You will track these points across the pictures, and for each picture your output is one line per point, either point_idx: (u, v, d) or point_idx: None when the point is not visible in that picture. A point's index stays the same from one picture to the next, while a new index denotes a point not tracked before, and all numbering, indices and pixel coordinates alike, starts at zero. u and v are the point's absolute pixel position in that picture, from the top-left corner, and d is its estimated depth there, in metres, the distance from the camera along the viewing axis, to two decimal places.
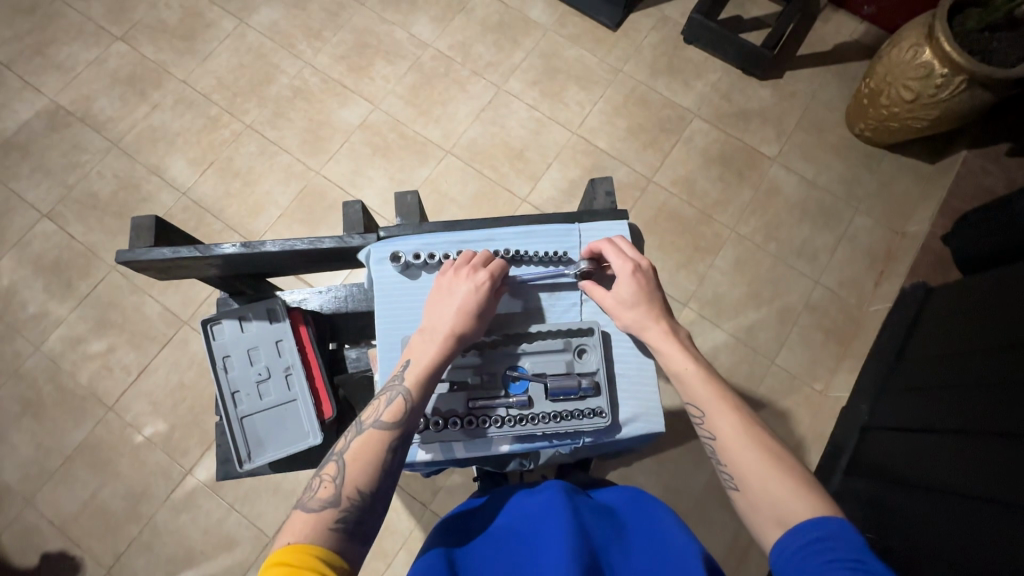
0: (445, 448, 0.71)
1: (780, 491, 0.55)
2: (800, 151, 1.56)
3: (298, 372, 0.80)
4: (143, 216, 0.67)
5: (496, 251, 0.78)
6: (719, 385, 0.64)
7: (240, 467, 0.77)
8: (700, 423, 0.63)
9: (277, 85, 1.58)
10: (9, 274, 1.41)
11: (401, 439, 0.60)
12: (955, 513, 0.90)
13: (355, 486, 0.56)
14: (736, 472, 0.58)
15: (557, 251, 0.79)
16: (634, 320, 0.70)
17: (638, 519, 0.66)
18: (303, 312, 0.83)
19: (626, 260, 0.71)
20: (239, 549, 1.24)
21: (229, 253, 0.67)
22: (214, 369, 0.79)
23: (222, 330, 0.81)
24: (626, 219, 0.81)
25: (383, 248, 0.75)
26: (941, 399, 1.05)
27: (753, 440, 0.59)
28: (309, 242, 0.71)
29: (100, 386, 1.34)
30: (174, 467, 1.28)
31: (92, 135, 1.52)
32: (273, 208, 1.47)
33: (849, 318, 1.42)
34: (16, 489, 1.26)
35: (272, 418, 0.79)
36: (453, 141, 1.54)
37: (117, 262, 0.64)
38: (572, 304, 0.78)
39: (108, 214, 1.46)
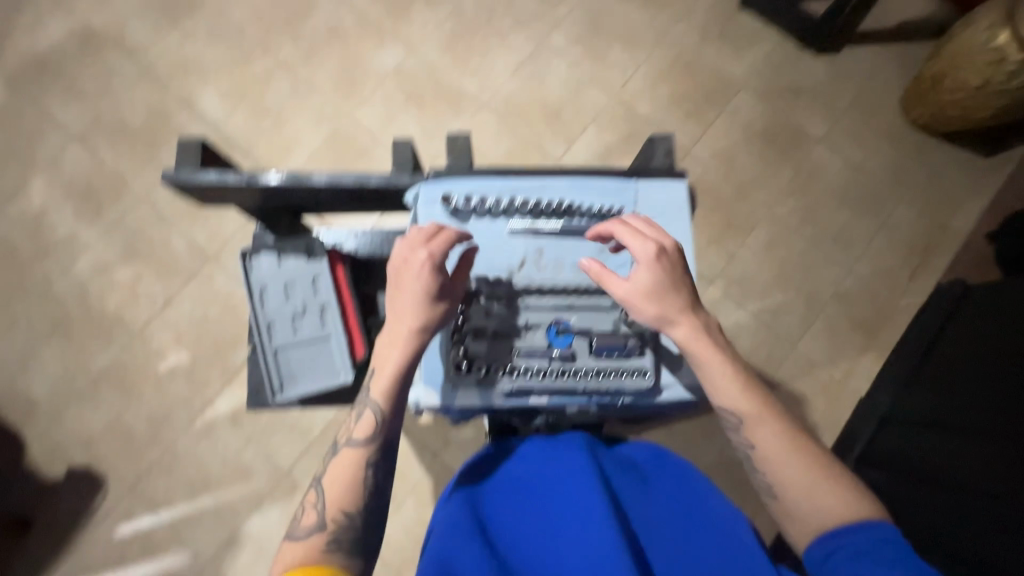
0: (485, 394, 0.74)
1: (823, 501, 0.60)
2: (849, 132, 1.49)
3: (333, 311, 0.80)
4: (192, 137, 0.67)
5: (548, 202, 0.78)
6: (757, 395, 0.67)
7: (272, 398, 0.79)
8: (737, 429, 0.67)
9: (312, 22, 1.53)
10: (40, 196, 1.41)
11: (378, 451, 0.65)
12: (963, 508, 0.91)
13: (337, 507, 0.61)
14: (775, 481, 0.63)
15: (610, 207, 0.79)
16: (659, 317, 0.68)
17: (662, 478, 0.71)
18: (340, 253, 0.83)
19: (649, 243, 0.68)
20: (255, 480, 1.28)
21: (275, 182, 0.67)
22: (251, 300, 0.79)
23: (260, 262, 0.81)
24: (684, 180, 0.80)
25: (434, 190, 0.76)
26: (964, 397, 1.04)
27: (793, 453, 0.64)
28: (357, 179, 0.71)
29: (126, 313, 1.36)
30: (196, 397, 1.32)
31: (123, 60, 1.50)
32: (302, 150, 1.45)
33: (879, 310, 1.39)
34: (45, 404, 1.31)
35: (306, 354, 0.80)
36: (489, 95, 1.50)
37: (166, 182, 0.64)
38: (619, 263, 0.78)
39: (138, 142, 1.45)
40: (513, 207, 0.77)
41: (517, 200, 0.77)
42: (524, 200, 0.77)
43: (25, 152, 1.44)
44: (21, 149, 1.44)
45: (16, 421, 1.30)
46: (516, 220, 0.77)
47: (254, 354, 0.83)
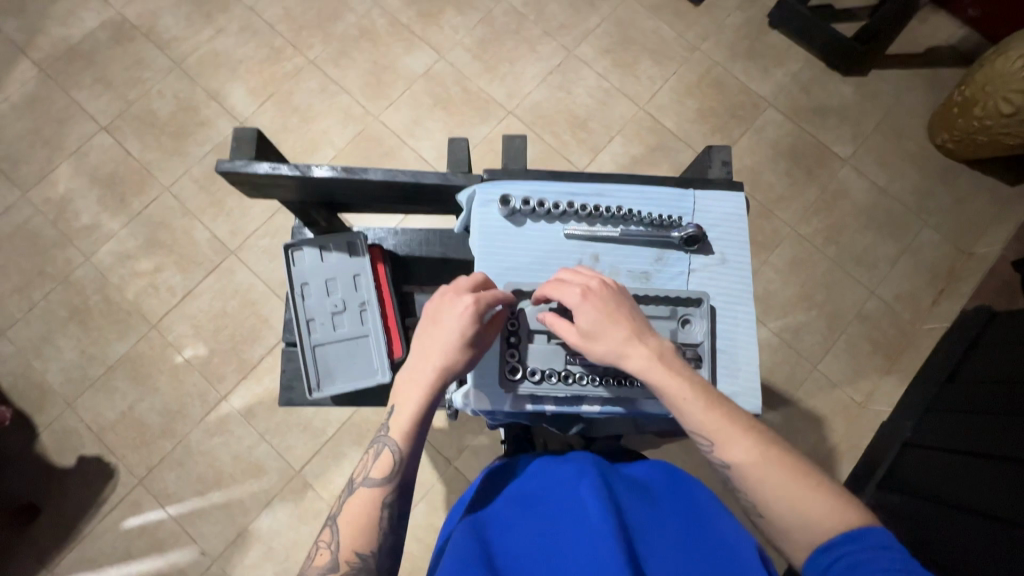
0: (535, 400, 0.69)
1: (812, 507, 0.51)
2: (875, 154, 1.49)
3: (373, 309, 0.80)
4: (247, 128, 0.66)
5: (606, 208, 0.74)
6: (724, 408, 0.57)
7: (309, 394, 0.77)
8: (709, 452, 0.57)
9: (343, 23, 1.54)
10: (65, 183, 1.42)
11: (396, 493, 0.59)
12: (981, 532, 0.90)
13: (352, 551, 0.55)
14: (758, 500, 0.54)
15: (669, 215, 0.74)
16: (608, 352, 0.60)
17: (671, 494, 0.64)
18: (381, 250, 0.83)
19: (572, 289, 0.62)
20: (266, 478, 1.27)
21: (328, 176, 0.65)
22: (292, 295, 0.78)
23: (301, 257, 0.81)
24: (743, 191, 0.77)
25: (491, 190, 0.72)
26: (987, 424, 1.02)
27: (770, 461, 0.54)
28: (410, 176, 0.70)
29: (145, 303, 1.36)
30: (211, 392, 1.31)
31: (155, 53, 1.51)
32: (328, 148, 1.46)
33: (901, 333, 1.37)
34: (59, 392, 1.30)
35: (344, 351, 0.79)
36: (517, 102, 1.50)
37: (218, 171, 0.62)
38: (678, 273, 0.74)
39: (166, 134, 1.46)
40: (571, 211, 0.73)
41: (575, 203, 0.73)
42: (581, 204, 0.74)
43: (53, 139, 1.44)
44: (49, 135, 1.44)
45: (28, 408, 1.29)
46: (572, 224, 0.74)
47: (290, 350, 0.82)
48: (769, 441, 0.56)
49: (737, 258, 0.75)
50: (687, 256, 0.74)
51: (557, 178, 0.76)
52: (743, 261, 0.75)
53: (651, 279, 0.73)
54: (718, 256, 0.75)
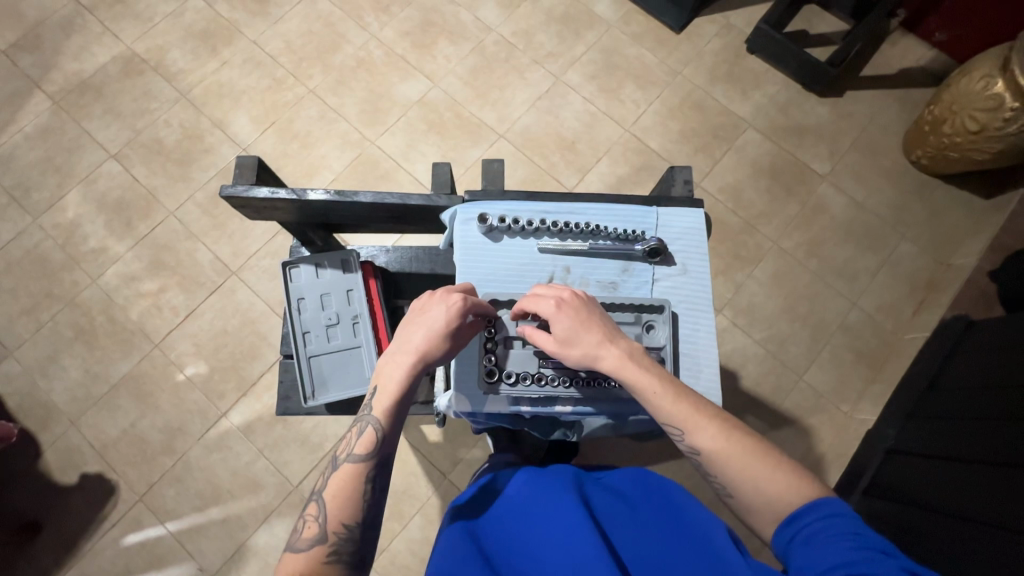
0: (511, 402, 0.73)
1: (774, 486, 0.56)
2: (852, 171, 1.55)
3: (365, 322, 0.84)
4: (247, 155, 0.72)
5: (576, 224, 0.79)
6: (691, 399, 0.62)
7: (305, 402, 0.82)
8: (678, 440, 0.62)
9: (341, 54, 1.62)
10: (74, 208, 1.48)
11: (377, 468, 0.63)
12: (969, 536, 0.92)
13: (339, 521, 0.59)
14: (727, 482, 0.59)
15: (634, 230, 0.80)
16: (583, 355, 0.65)
17: (646, 495, 0.68)
18: (373, 266, 0.88)
19: (547, 299, 0.67)
20: (264, 493, 1.29)
21: (321, 199, 0.71)
22: (288, 309, 0.83)
23: (298, 273, 0.85)
24: (704, 208, 0.82)
25: (469, 209, 0.78)
26: (969, 429, 1.05)
27: (734, 445, 0.59)
28: (399, 198, 0.75)
29: (149, 323, 1.40)
30: (211, 409, 1.34)
31: (162, 84, 1.58)
32: (327, 172, 1.52)
33: (885, 342, 1.41)
34: (63, 410, 1.33)
35: (338, 362, 0.84)
36: (507, 126, 1.57)
37: (220, 195, 0.68)
38: (644, 283, 0.78)
39: (171, 161, 1.52)
40: (544, 228, 0.78)
41: (547, 220, 0.78)
42: (553, 221, 0.79)
43: (63, 167, 1.51)
44: (60, 164, 1.51)
45: (32, 426, 1.32)
46: (545, 239, 0.78)
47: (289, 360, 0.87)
48: (731, 427, 0.61)
49: (698, 268, 0.79)
50: (651, 267, 0.79)
51: (531, 198, 0.81)
52: (703, 271, 0.79)
53: (619, 288, 0.78)
54: (680, 267, 0.79)
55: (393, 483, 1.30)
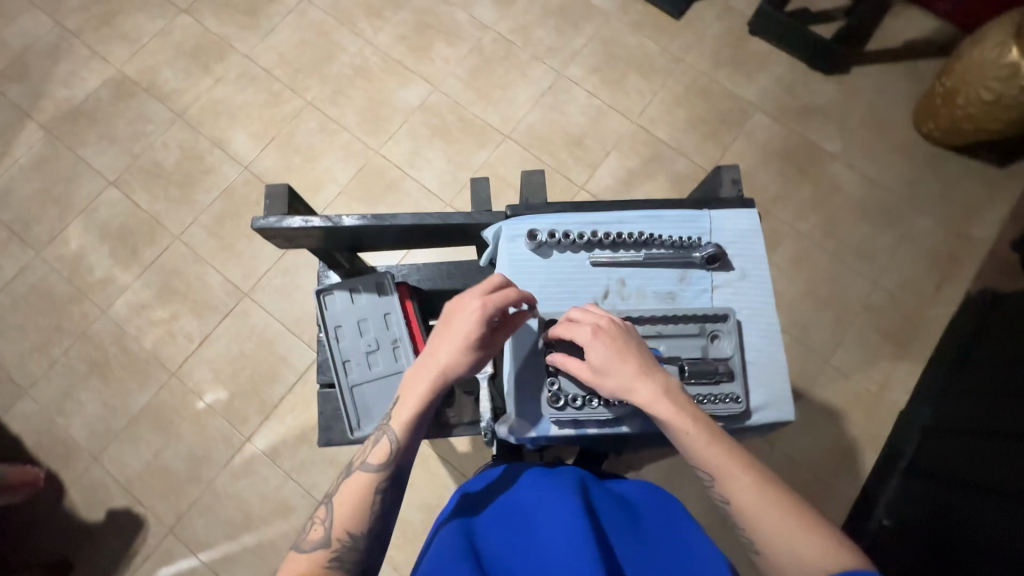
0: (576, 424, 0.71)
1: (805, 549, 0.51)
2: (864, 148, 1.53)
3: (405, 345, 0.82)
4: (279, 184, 0.73)
5: (627, 233, 0.77)
6: (726, 443, 0.59)
7: (350, 434, 0.80)
8: (710, 486, 0.59)
9: (337, 63, 1.59)
10: (77, 239, 1.44)
11: (391, 479, 0.61)
12: (992, 508, 0.93)
13: (344, 528, 0.57)
14: (756, 537, 0.55)
15: (689, 236, 0.77)
16: (615, 387, 0.63)
17: (653, 514, 0.66)
18: (407, 288, 0.87)
19: (584, 326, 0.65)
20: (295, 516, 1.27)
21: (358, 224, 0.70)
22: (326, 338, 0.82)
23: (332, 301, 0.84)
24: (756, 208, 0.80)
25: (516, 226, 0.76)
26: (1003, 403, 1.04)
27: (767, 498, 0.55)
28: (440, 218, 0.73)
29: (164, 351, 1.37)
30: (234, 434, 1.32)
31: (157, 106, 1.55)
32: (332, 185, 1.49)
33: (909, 320, 1.39)
34: (83, 446, 1.31)
35: (380, 389, 0.82)
36: (512, 126, 1.54)
37: (254, 227, 0.67)
38: (702, 291, 0.77)
39: (172, 184, 1.49)
40: (595, 240, 0.77)
41: (598, 232, 0.77)
42: (605, 233, 0.77)
43: (62, 198, 1.47)
44: (58, 194, 1.47)
45: (54, 465, 1.29)
46: (597, 252, 0.77)
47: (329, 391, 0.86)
48: (765, 480, 0.57)
49: (757, 272, 0.78)
50: (709, 274, 0.77)
51: (577, 209, 0.80)
52: (763, 274, 0.78)
53: (676, 298, 0.77)
54: (738, 272, 0.77)
55: (426, 496, 1.28)
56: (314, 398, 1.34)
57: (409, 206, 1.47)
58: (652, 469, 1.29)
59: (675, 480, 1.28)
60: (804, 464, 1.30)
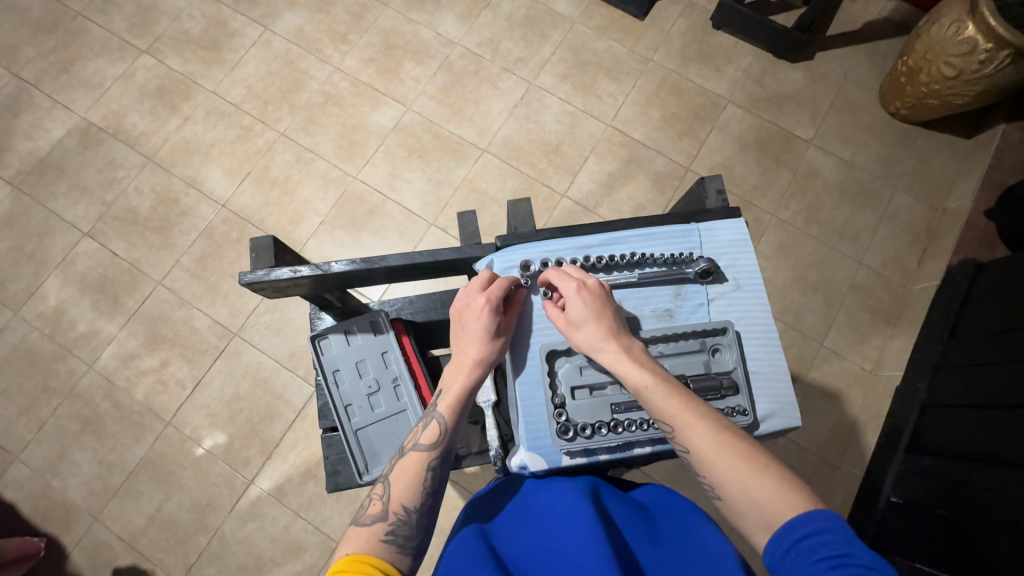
0: (588, 452, 0.72)
1: (759, 491, 0.52)
2: (836, 132, 1.55)
3: (406, 382, 0.84)
4: (262, 237, 0.72)
5: (619, 255, 0.78)
6: (685, 396, 0.61)
7: (359, 478, 0.81)
8: (672, 438, 0.61)
9: (307, 92, 1.57)
10: (56, 295, 1.41)
11: (441, 459, 0.64)
12: (1005, 481, 0.94)
13: (399, 503, 0.59)
14: (715, 482, 0.56)
15: (681, 252, 0.78)
16: (585, 341, 0.67)
17: (668, 517, 0.65)
18: (402, 323, 0.89)
19: (570, 281, 0.70)
20: (308, 555, 1.25)
21: (345, 269, 0.70)
22: (326, 383, 0.83)
23: (328, 345, 0.85)
24: (743, 217, 0.82)
25: (508, 257, 0.77)
26: (1002, 373, 1.05)
27: (724, 444, 0.56)
28: (428, 254, 0.74)
29: (157, 401, 1.34)
30: (237, 478, 1.29)
31: (126, 151, 1.52)
32: (314, 215, 1.47)
33: (896, 297, 1.42)
34: (82, 507, 1.27)
35: (385, 430, 0.83)
36: (488, 140, 1.54)
37: (241, 283, 0.67)
38: (698, 305, 0.78)
39: (149, 229, 1.46)
40: (588, 265, 0.78)
41: (591, 256, 0.78)
42: (597, 257, 0.78)
43: (36, 254, 1.43)
44: (32, 251, 1.44)
45: (54, 529, 1.26)
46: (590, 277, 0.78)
47: (333, 436, 0.86)
48: (718, 428, 0.58)
49: (750, 281, 0.79)
50: (704, 287, 0.78)
51: (566, 235, 0.81)
52: (756, 282, 0.79)
53: (675, 315, 0.77)
54: (733, 282, 0.79)
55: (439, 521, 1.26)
56: (315, 433, 1.33)
57: (393, 228, 1.46)
58: (662, 469, 1.29)
59: (686, 478, 1.28)
60: (810, 449, 1.31)
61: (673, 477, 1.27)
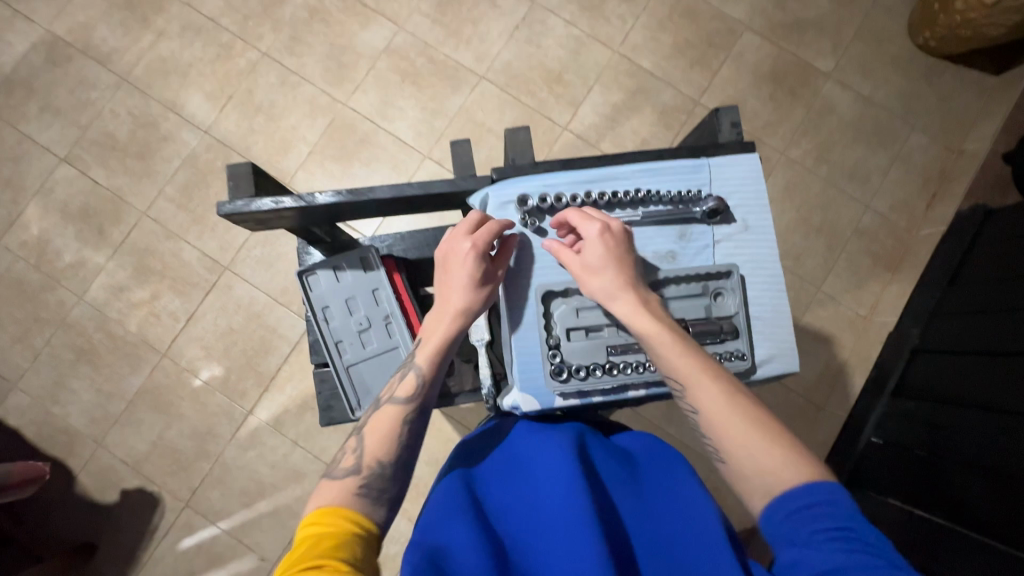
0: (581, 395, 0.72)
1: (767, 456, 0.53)
2: (858, 64, 1.46)
3: (398, 320, 0.83)
4: (239, 164, 0.67)
5: (623, 192, 0.75)
6: (700, 356, 0.61)
7: (353, 413, 0.81)
8: (680, 395, 0.61)
9: (290, 6, 1.44)
10: (37, 224, 1.36)
11: (418, 412, 0.63)
12: (989, 425, 0.96)
13: (374, 456, 0.58)
14: (719, 444, 0.56)
15: (689, 190, 0.75)
16: (601, 288, 0.66)
17: (654, 467, 0.66)
18: (394, 260, 0.86)
19: (594, 223, 0.68)
20: (308, 480, 1.30)
21: (330, 202, 0.66)
22: (315, 320, 0.81)
23: (317, 281, 0.83)
24: (757, 153, 0.77)
25: (504, 192, 0.74)
26: (997, 321, 1.04)
27: (735, 408, 0.56)
28: (420, 188, 0.70)
29: (150, 332, 1.34)
30: (236, 408, 1.32)
31: (97, 69, 1.41)
32: (302, 144, 1.40)
33: (899, 242, 1.39)
34: (85, 433, 1.31)
35: (378, 366, 0.82)
36: (487, 66, 1.44)
37: (219, 214, 0.63)
38: (704, 248, 0.75)
39: (129, 156, 1.39)
40: (589, 201, 0.74)
41: (592, 193, 0.74)
42: (599, 193, 0.75)
43: (13, 180, 1.37)
44: (8, 176, 1.37)
45: (59, 453, 1.30)
46: None
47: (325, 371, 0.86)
48: (731, 392, 0.58)
49: (760, 223, 0.76)
50: (711, 228, 0.75)
51: (565, 169, 0.77)
52: (767, 224, 0.76)
53: (678, 258, 0.75)
54: (741, 224, 0.76)
55: (434, 451, 1.29)
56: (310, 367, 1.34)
57: (385, 161, 1.40)
58: (652, 407, 1.31)
59: (675, 416, 1.31)
60: (798, 390, 1.33)
61: (662, 415, 1.30)
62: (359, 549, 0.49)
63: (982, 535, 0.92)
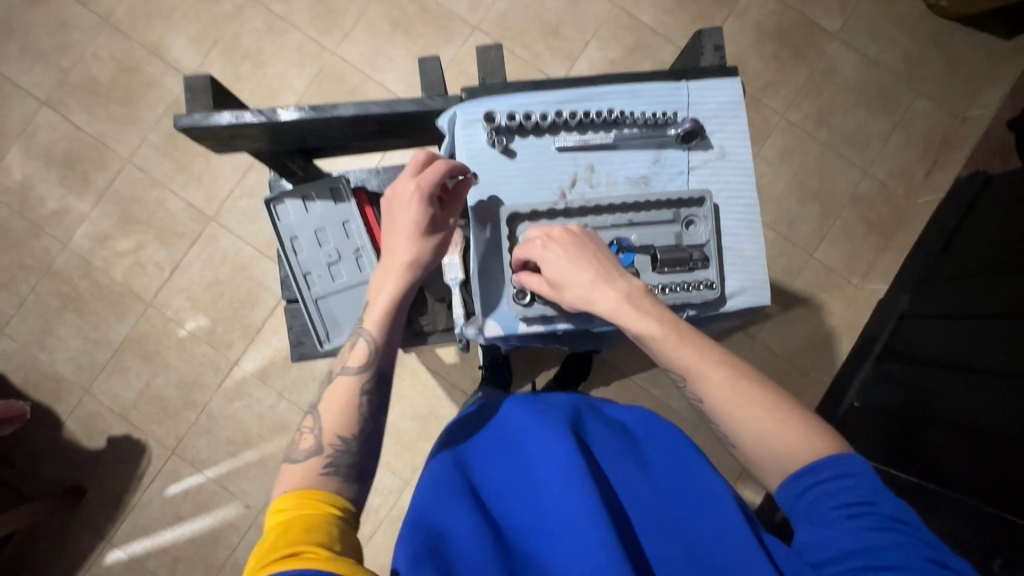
0: (545, 320, 0.74)
1: (782, 442, 0.54)
2: (865, 24, 1.40)
3: (369, 254, 0.84)
4: (198, 76, 0.66)
5: (597, 113, 0.75)
6: (691, 339, 0.60)
7: (321, 346, 0.84)
8: (683, 385, 0.61)
9: None
10: (19, 169, 1.34)
11: (376, 380, 0.61)
12: (974, 389, 0.95)
13: (334, 434, 0.57)
14: (728, 430, 0.58)
15: (665, 113, 0.76)
16: (576, 297, 0.63)
17: (654, 443, 0.66)
18: (366, 195, 0.87)
19: (533, 243, 0.66)
20: (293, 432, 1.31)
21: (292, 118, 0.67)
22: (284, 251, 0.82)
23: (285, 211, 0.84)
24: (738, 78, 0.78)
25: (472, 109, 0.73)
26: (988, 286, 1.03)
27: (734, 387, 0.57)
28: (384, 106, 0.71)
29: (136, 282, 1.33)
30: (222, 359, 1.32)
31: (79, 10, 1.36)
32: (289, 94, 1.36)
33: (895, 210, 1.37)
34: (72, 379, 1.31)
35: (348, 299, 0.84)
36: (480, 16, 1.39)
37: (179, 128, 0.64)
38: (675, 174, 0.77)
39: (112, 101, 1.35)
40: (560, 121, 0.75)
41: (564, 112, 0.75)
42: (571, 113, 0.75)
43: None
44: None
45: (46, 399, 1.30)
46: (563, 135, 0.76)
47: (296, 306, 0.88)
48: (726, 367, 0.58)
49: (738, 151, 0.78)
50: (686, 153, 0.77)
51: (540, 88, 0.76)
52: (744, 153, 0.78)
53: (650, 183, 0.77)
54: (718, 151, 0.78)
55: (418, 407, 1.29)
56: None
57: None
58: (637, 369, 1.31)
59: (660, 378, 1.30)
60: (785, 356, 1.33)
61: (647, 376, 1.30)
62: (334, 533, 0.50)
63: (951, 489, 0.93)
